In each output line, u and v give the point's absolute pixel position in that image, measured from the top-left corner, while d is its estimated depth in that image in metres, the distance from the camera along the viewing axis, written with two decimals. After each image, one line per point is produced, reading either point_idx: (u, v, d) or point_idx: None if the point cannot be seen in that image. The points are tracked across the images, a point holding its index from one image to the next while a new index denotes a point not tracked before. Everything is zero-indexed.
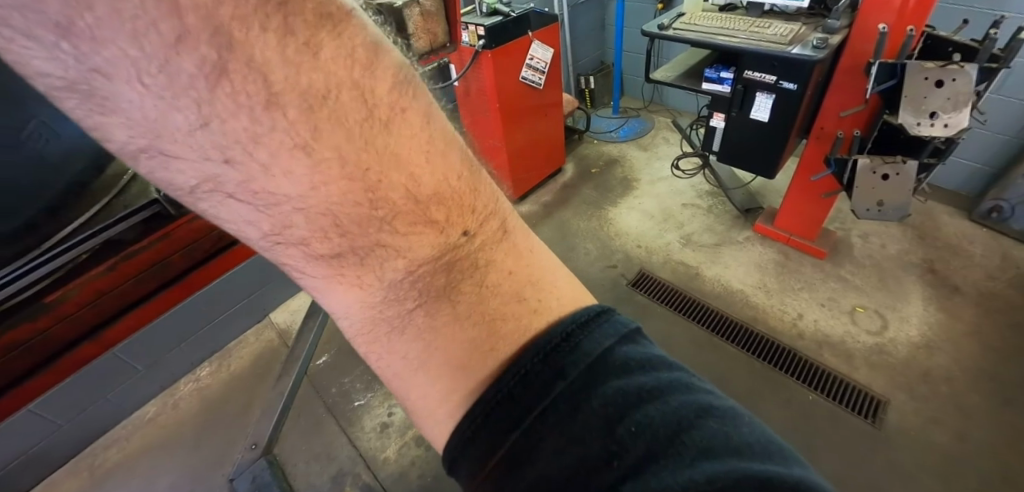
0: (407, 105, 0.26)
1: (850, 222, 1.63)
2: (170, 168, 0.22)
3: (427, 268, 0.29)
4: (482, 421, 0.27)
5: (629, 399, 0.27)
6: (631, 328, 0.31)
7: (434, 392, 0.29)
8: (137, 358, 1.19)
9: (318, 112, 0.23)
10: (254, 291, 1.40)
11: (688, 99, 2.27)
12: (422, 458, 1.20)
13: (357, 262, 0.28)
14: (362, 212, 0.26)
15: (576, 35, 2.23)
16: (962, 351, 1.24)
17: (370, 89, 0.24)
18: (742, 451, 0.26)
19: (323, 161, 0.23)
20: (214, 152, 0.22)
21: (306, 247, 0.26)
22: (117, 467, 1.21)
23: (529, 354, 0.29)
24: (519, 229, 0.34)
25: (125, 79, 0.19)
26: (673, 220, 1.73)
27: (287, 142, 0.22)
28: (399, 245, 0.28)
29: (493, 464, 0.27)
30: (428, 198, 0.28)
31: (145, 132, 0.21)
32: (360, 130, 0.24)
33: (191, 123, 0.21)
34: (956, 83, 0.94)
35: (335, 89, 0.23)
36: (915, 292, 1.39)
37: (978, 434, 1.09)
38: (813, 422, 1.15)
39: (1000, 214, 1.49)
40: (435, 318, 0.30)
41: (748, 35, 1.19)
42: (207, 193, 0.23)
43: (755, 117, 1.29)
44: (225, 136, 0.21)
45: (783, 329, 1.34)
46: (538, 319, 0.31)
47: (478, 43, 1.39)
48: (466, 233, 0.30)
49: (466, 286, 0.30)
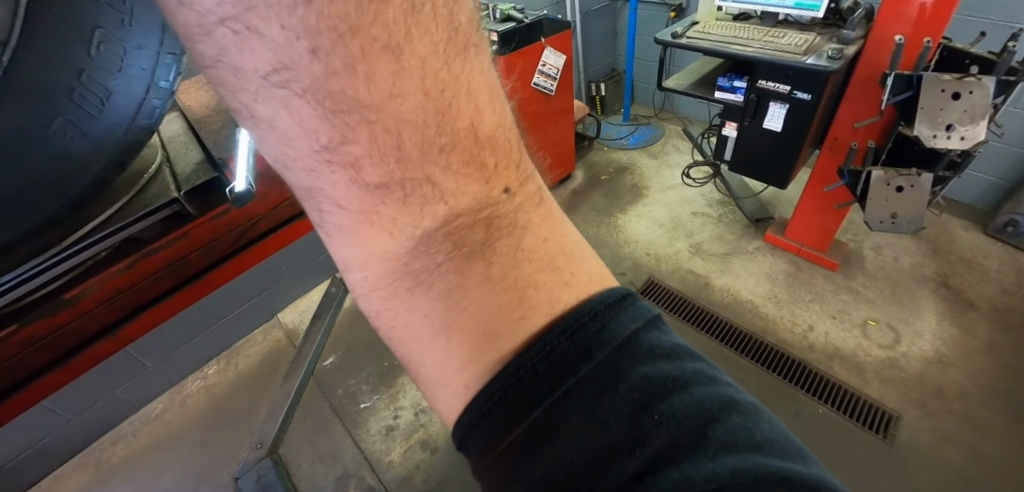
0: (478, 43, 0.27)
1: (863, 233, 1.62)
2: (249, 46, 0.21)
3: (466, 220, 0.30)
4: (500, 397, 0.26)
5: (655, 388, 0.26)
6: (655, 313, 0.30)
7: (455, 357, 0.28)
8: (146, 354, 1.21)
9: (417, 16, 0.23)
10: (264, 290, 1.40)
11: (699, 107, 2.27)
12: (427, 462, 1.20)
13: (399, 199, 0.27)
14: (425, 135, 0.26)
15: (588, 41, 2.24)
16: (977, 367, 1.22)
17: (456, 14, 0.25)
18: (763, 447, 0.25)
19: (406, 69, 0.23)
20: (304, 36, 0.21)
21: (357, 171, 0.25)
22: (124, 463, 1.22)
23: (556, 330, 0.28)
24: (552, 201, 0.35)
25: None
26: (683, 228, 1.73)
27: (381, 40, 0.22)
28: (446, 187, 0.28)
29: (510, 443, 0.26)
30: (484, 140, 0.28)
31: (241, 1, 0.20)
32: (444, 48, 0.24)
33: (295, 0, 0.20)
34: (973, 95, 0.94)
35: (430, 1, 0.23)
36: (929, 305, 1.37)
37: (993, 451, 1.07)
38: (822, 437, 1.13)
39: (1017, 229, 1.47)
40: (465, 276, 0.30)
41: (761, 44, 1.19)
42: (277, 83, 0.22)
43: (767, 127, 1.29)
44: (321, 20, 0.21)
45: (792, 341, 1.33)
46: (568, 294, 0.30)
47: (491, 49, 1.40)
48: (507, 190, 0.31)
49: (501, 246, 0.31)
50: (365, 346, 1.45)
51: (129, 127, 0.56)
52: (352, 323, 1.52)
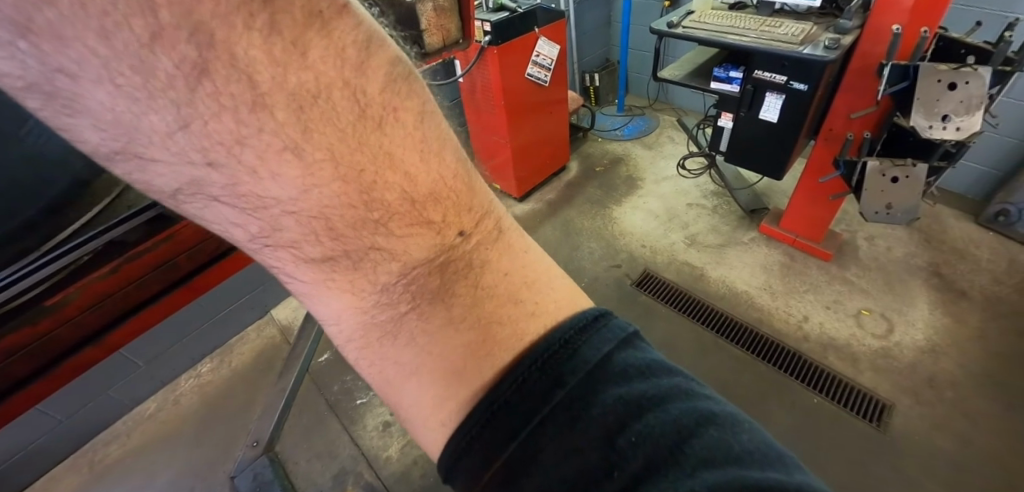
0: (399, 106, 0.27)
1: (857, 223, 1.63)
2: (147, 170, 0.23)
3: (422, 271, 0.30)
4: (476, 433, 0.27)
5: (628, 410, 0.27)
6: (629, 331, 0.31)
7: (428, 396, 0.29)
8: (137, 354, 1.19)
9: (309, 111, 0.24)
10: (258, 286, 1.37)
11: (694, 98, 2.25)
12: (425, 458, 1.20)
13: (351, 267, 0.28)
14: (355, 214, 0.26)
15: (582, 31, 2.22)
16: (968, 355, 1.24)
17: (362, 89, 0.25)
18: (741, 459, 0.25)
19: (315, 163, 0.24)
20: (195, 154, 0.22)
21: (297, 250, 0.27)
22: (117, 463, 1.21)
23: (525, 362, 0.29)
24: (512, 229, 0.35)
25: (94, 81, 0.20)
26: (678, 220, 1.72)
27: (276, 144, 0.23)
28: (393, 248, 0.29)
29: (489, 474, 0.26)
30: (424, 198, 0.29)
31: (117, 133, 0.21)
32: (354, 131, 0.25)
33: (169, 125, 0.21)
34: (969, 85, 0.93)
35: (326, 90, 0.24)
36: (921, 296, 1.39)
37: (983, 439, 1.09)
38: (819, 426, 1.14)
39: (1007, 219, 1.49)
40: (429, 321, 0.30)
41: (757, 34, 1.17)
42: (190, 195, 0.24)
43: (764, 118, 1.28)
44: (204, 138, 0.22)
45: (788, 331, 1.34)
46: (536, 322, 0.31)
47: (484, 39, 1.37)
48: (461, 233, 0.31)
49: (462, 287, 0.31)
50: None
51: None
52: None
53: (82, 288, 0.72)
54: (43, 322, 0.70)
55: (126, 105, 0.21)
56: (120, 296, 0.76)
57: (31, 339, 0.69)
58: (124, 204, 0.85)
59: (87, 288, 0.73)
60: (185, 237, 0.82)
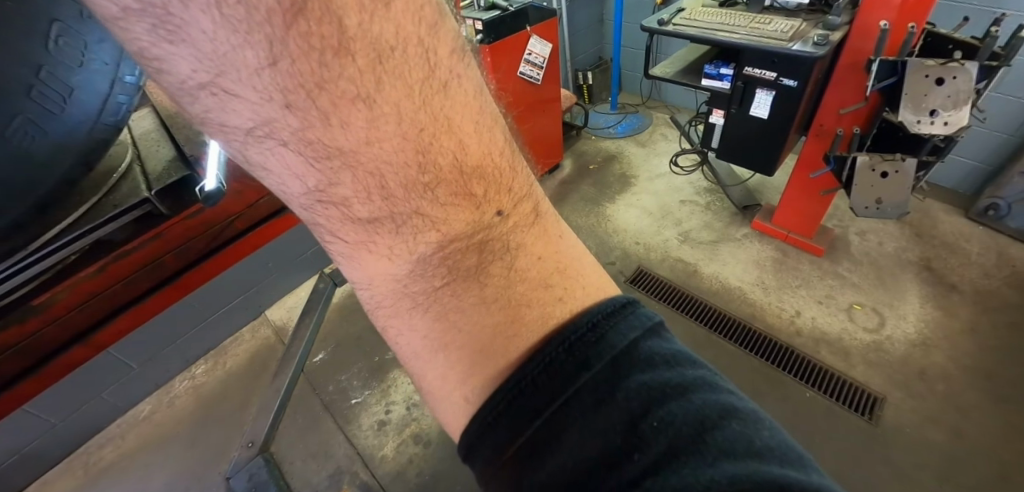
0: (462, 74, 0.27)
1: (848, 219, 1.64)
2: (228, 107, 0.23)
3: (459, 245, 0.31)
4: (505, 407, 0.28)
5: (653, 395, 0.28)
6: (655, 321, 0.32)
7: (455, 371, 0.31)
8: (134, 355, 1.20)
9: (385, 63, 0.24)
10: (251, 287, 1.39)
11: (687, 96, 2.28)
12: (421, 456, 1.20)
13: (392, 230, 0.30)
14: (407, 176, 0.27)
15: (576, 29, 2.23)
16: (959, 347, 1.25)
17: (434, 49, 0.25)
18: (762, 454, 0.26)
19: (382, 115, 0.25)
20: (276, 95, 0.23)
21: (346, 208, 0.28)
22: (112, 466, 1.20)
23: (554, 343, 0.30)
24: (551, 215, 0.36)
25: (201, 9, 0.20)
26: (671, 217, 1.73)
27: (351, 92, 0.24)
28: (435, 216, 0.30)
29: (513, 450, 0.28)
30: (471, 171, 0.29)
31: (212, 67, 0.22)
32: (420, 89, 0.25)
33: (259, 63, 0.22)
34: (956, 81, 0.93)
35: (403, 44, 0.24)
36: (912, 289, 1.40)
37: (975, 432, 1.10)
38: (810, 419, 1.15)
39: (997, 212, 1.51)
40: (461, 300, 0.31)
41: (748, 31, 1.17)
42: (261, 137, 0.25)
43: (755, 114, 1.29)
44: (289, 78, 0.23)
45: (781, 326, 1.35)
46: (561, 308, 0.32)
47: (475, 37, 1.38)
48: (500, 213, 0.32)
49: (495, 268, 0.32)
50: (356, 342, 1.44)
51: (95, 124, 0.64)
52: (343, 316, 1.51)
53: (71, 287, 0.77)
54: (30, 321, 0.75)
55: (227, 37, 0.21)
56: (108, 294, 0.82)
57: (20, 337, 0.74)
58: (111, 205, 0.80)
59: (76, 286, 0.77)
60: (170, 238, 0.87)
